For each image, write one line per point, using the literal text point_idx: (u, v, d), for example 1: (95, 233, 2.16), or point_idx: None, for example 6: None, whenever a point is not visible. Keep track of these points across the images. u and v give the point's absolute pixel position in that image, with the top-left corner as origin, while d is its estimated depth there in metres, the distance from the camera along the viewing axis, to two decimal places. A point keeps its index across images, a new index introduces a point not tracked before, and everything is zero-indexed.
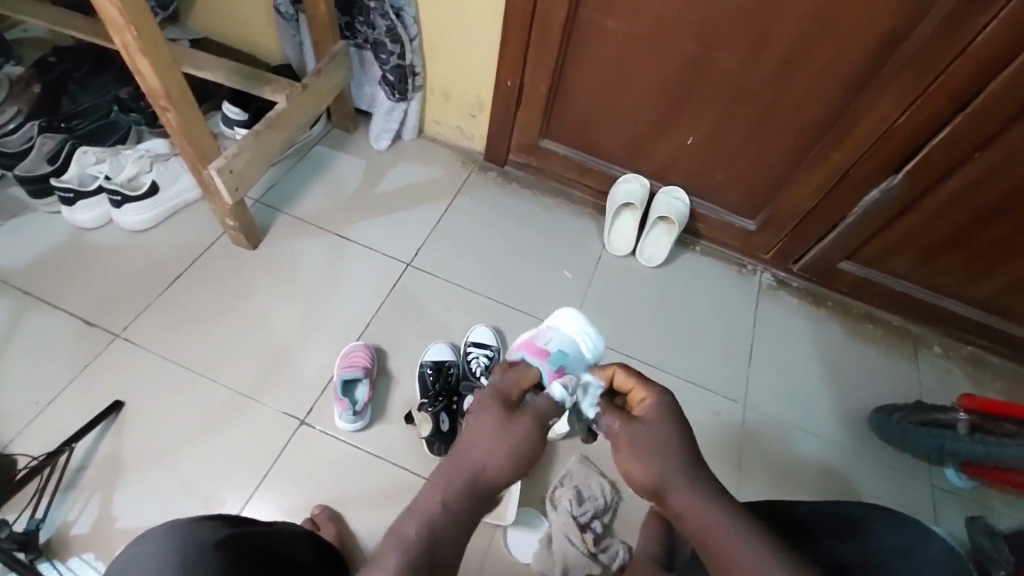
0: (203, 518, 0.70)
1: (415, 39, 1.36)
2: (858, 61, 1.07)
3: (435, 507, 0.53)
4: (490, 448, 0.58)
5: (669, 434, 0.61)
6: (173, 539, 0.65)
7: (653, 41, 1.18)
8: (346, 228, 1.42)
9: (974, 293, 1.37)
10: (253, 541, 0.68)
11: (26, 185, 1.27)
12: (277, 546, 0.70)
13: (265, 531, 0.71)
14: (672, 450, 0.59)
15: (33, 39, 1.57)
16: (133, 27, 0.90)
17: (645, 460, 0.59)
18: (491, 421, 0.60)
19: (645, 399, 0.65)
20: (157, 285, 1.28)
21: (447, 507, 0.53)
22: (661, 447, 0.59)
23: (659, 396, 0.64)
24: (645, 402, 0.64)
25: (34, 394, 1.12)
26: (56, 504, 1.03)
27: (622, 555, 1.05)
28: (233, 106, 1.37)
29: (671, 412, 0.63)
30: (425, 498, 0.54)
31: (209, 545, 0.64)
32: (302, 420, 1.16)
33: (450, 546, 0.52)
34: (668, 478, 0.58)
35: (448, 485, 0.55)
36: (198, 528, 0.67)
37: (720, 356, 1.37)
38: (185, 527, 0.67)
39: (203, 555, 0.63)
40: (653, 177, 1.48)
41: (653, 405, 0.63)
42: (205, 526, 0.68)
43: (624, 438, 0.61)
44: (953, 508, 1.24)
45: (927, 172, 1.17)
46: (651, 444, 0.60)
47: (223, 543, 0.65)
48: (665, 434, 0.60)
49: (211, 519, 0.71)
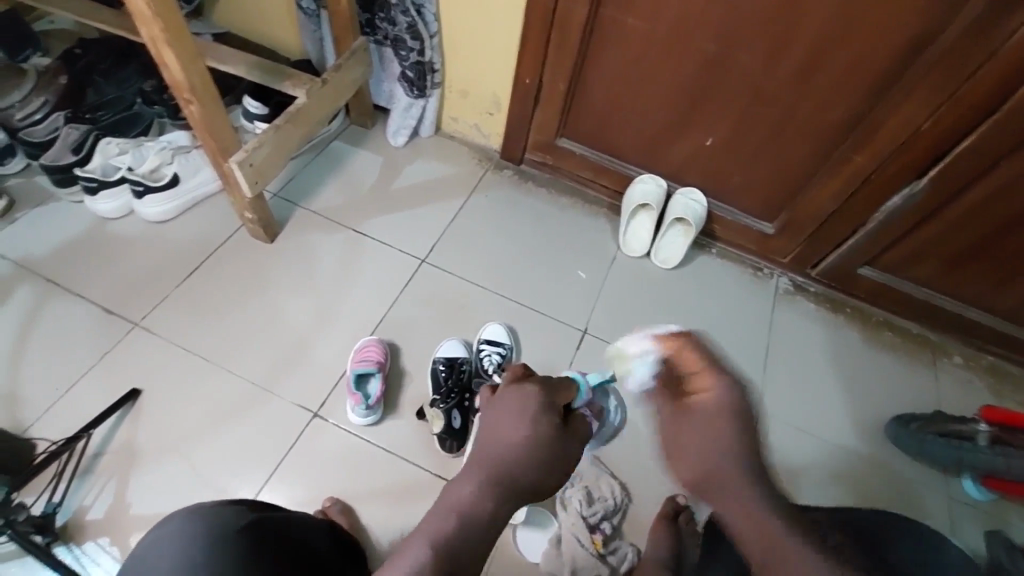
0: (224, 504, 0.70)
1: (435, 36, 1.36)
2: (884, 63, 1.05)
3: (462, 506, 0.47)
4: (516, 436, 0.51)
5: (723, 436, 0.52)
6: (194, 523, 0.65)
7: (673, 40, 1.17)
8: (362, 223, 1.43)
9: (997, 302, 1.34)
10: (277, 529, 0.68)
11: (53, 175, 1.29)
12: (298, 536, 0.70)
13: (287, 520, 0.72)
14: (724, 452, 0.52)
15: (60, 31, 1.59)
16: (159, 19, 0.91)
17: (691, 454, 0.53)
18: (516, 408, 0.53)
19: (704, 390, 0.55)
20: (176, 276, 1.29)
21: (476, 505, 0.47)
22: (711, 447, 0.52)
23: (717, 388, 0.55)
24: (703, 391, 0.55)
25: (55, 380, 1.14)
26: (73, 488, 1.05)
27: (631, 558, 1.05)
28: (254, 100, 1.39)
29: (731, 410, 0.53)
30: (450, 495, 0.48)
31: (231, 530, 0.64)
32: (315, 413, 1.17)
33: (477, 552, 0.46)
34: (715, 480, 0.52)
35: (475, 481, 0.48)
36: (220, 514, 0.67)
37: (734, 360, 1.36)
38: (208, 510, 0.68)
39: (223, 541, 0.63)
40: (670, 178, 1.47)
41: (712, 397, 0.55)
42: (230, 511, 0.69)
43: (676, 431, 0.55)
44: (972, 521, 1.21)
45: (953, 178, 1.15)
46: (699, 443, 0.53)
47: (247, 529, 0.65)
48: (713, 435, 0.53)
49: (237, 504, 0.72)
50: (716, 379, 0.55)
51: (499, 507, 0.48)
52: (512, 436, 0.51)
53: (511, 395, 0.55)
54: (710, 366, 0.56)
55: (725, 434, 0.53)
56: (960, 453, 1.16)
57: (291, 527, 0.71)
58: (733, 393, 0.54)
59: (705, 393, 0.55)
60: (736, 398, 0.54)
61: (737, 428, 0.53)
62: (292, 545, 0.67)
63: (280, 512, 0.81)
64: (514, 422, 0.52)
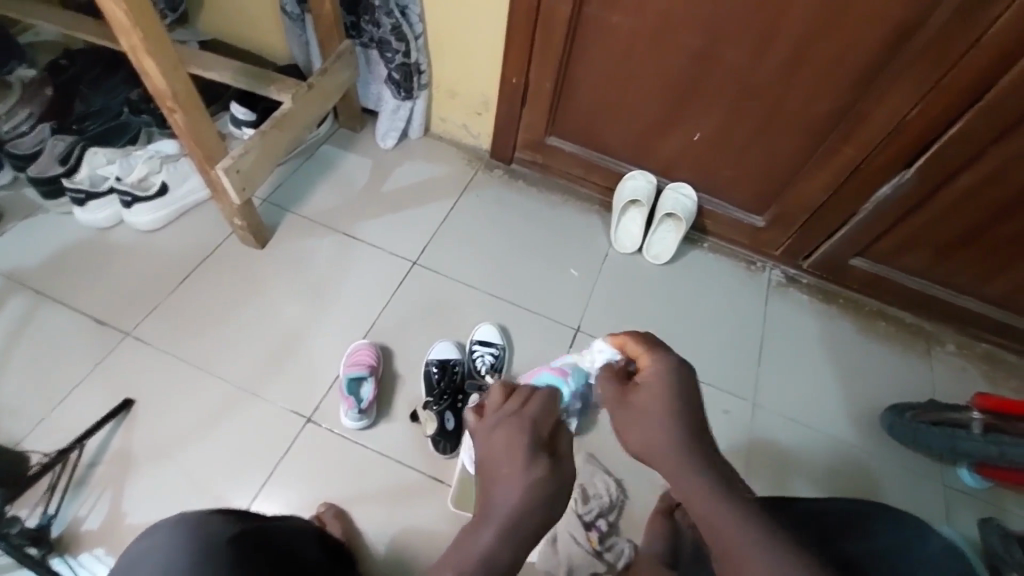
0: (213, 512, 0.69)
1: (420, 37, 1.36)
2: (867, 54, 1.05)
3: (476, 556, 0.48)
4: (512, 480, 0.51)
5: (668, 407, 0.55)
6: (185, 532, 0.64)
7: (658, 36, 1.17)
8: (353, 227, 1.43)
9: (989, 289, 1.34)
10: (265, 539, 0.69)
11: (40, 187, 1.30)
12: (286, 545, 0.71)
13: (272, 528, 0.72)
14: (674, 428, 0.54)
15: (45, 42, 1.59)
16: (139, 29, 0.91)
17: (636, 431, 0.56)
18: (506, 451, 0.53)
19: (650, 369, 0.59)
20: (167, 285, 1.29)
21: (489, 554, 0.48)
22: (655, 418, 0.55)
23: (661, 367, 0.58)
24: (648, 370, 0.59)
25: (48, 392, 1.14)
26: (68, 499, 1.05)
27: (627, 553, 1.04)
28: (241, 106, 1.39)
29: (675, 388, 0.56)
30: (463, 547, 0.49)
31: (222, 541, 0.64)
32: (308, 418, 1.17)
33: None
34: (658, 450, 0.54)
35: (485, 531, 0.50)
36: (206, 523, 0.67)
37: (728, 354, 1.36)
38: (193, 522, 0.66)
39: (213, 553, 0.62)
40: (660, 174, 1.47)
41: (654, 373, 0.58)
42: (218, 520, 0.68)
43: (618, 413, 0.58)
44: (967, 508, 1.21)
45: (940, 166, 1.15)
46: (642, 417, 0.56)
47: (236, 539, 0.65)
48: (654, 407, 0.56)
49: (224, 513, 0.71)
50: (660, 360, 0.59)
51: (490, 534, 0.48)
52: (506, 472, 0.52)
53: (499, 426, 0.56)
54: (652, 346, 0.60)
55: (671, 407, 0.55)
56: (954, 441, 1.16)
57: (278, 535, 0.72)
58: (678, 369, 0.58)
59: (651, 371, 0.58)
60: (678, 372, 0.57)
61: (682, 399, 0.56)
62: (280, 554, 0.68)
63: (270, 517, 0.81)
64: (507, 467, 0.52)
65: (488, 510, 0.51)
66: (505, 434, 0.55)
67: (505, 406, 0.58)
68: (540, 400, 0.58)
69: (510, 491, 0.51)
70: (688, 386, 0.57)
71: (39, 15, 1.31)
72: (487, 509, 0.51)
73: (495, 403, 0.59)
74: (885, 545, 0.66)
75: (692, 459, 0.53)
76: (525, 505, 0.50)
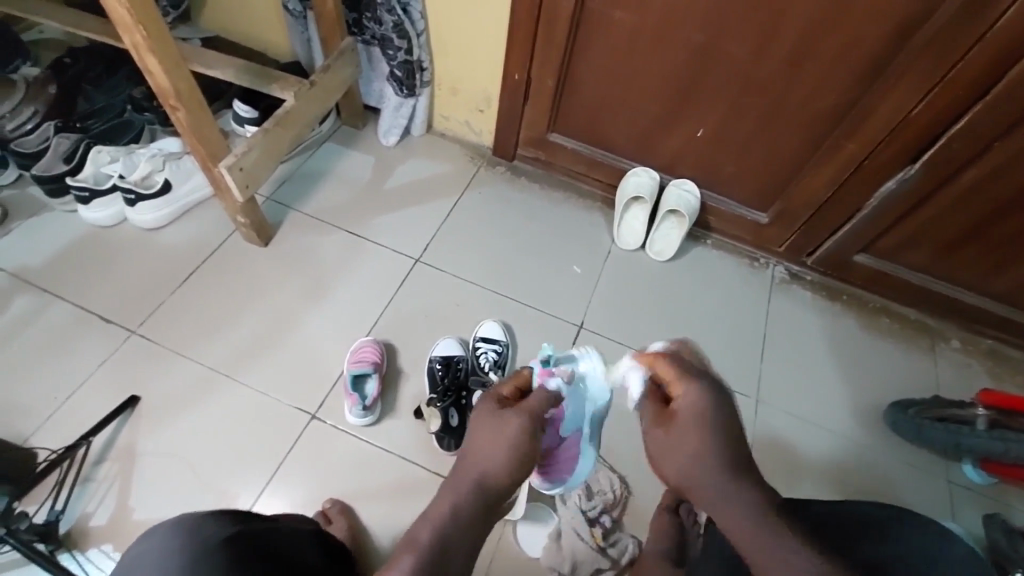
0: (211, 512, 0.70)
1: (423, 34, 1.35)
2: (874, 48, 1.05)
3: (446, 515, 0.58)
4: (493, 460, 0.62)
5: (705, 440, 0.60)
6: (182, 534, 0.65)
7: (661, 31, 1.17)
8: (356, 225, 1.43)
9: (993, 286, 1.33)
10: (267, 539, 0.69)
11: (46, 184, 1.30)
12: (287, 546, 0.71)
13: (274, 528, 0.72)
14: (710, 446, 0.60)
15: (48, 40, 1.59)
16: (142, 27, 0.91)
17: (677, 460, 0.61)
18: (491, 436, 0.63)
19: (682, 397, 0.63)
20: (172, 282, 1.30)
21: (457, 514, 0.59)
22: (689, 445, 0.60)
23: (698, 393, 0.62)
24: (680, 396, 0.63)
25: (54, 390, 1.15)
26: (75, 496, 1.06)
27: (631, 549, 1.05)
28: (243, 103, 1.39)
29: (703, 409, 0.61)
30: (437, 506, 0.59)
31: (217, 541, 0.65)
32: (312, 415, 1.17)
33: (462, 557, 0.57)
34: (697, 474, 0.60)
35: (460, 494, 0.60)
36: (203, 525, 0.68)
37: (731, 351, 1.36)
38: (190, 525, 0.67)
39: (207, 552, 0.63)
40: (663, 170, 1.46)
41: (688, 401, 0.62)
42: (216, 522, 0.69)
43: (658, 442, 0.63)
44: (971, 504, 1.22)
45: (945, 161, 1.14)
46: (681, 452, 0.61)
47: (232, 539, 0.66)
48: (690, 438, 0.60)
49: (221, 514, 0.72)
50: (695, 385, 0.63)
51: None
52: (492, 455, 0.62)
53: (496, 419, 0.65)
54: (685, 373, 0.64)
55: (705, 429, 0.60)
56: (956, 436, 1.16)
57: (280, 536, 0.71)
58: (708, 395, 0.62)
59: (683, 401, 0.62)
60: (710, 402, 0.61)
61: (715, 428, 0.60)
62: (280, 553, 0.68)
63: (272, 517, 0.81)
64: (494, 450, 0.63)
65: (463, 472, 0.62)
66: (490, 412, 0.67)
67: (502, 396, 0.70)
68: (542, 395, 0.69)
69: (485, 457, 0.63)
70: (723, 413, 0.61)
71: (41, 13, 1.31)
72: (461, 476, 0.63)
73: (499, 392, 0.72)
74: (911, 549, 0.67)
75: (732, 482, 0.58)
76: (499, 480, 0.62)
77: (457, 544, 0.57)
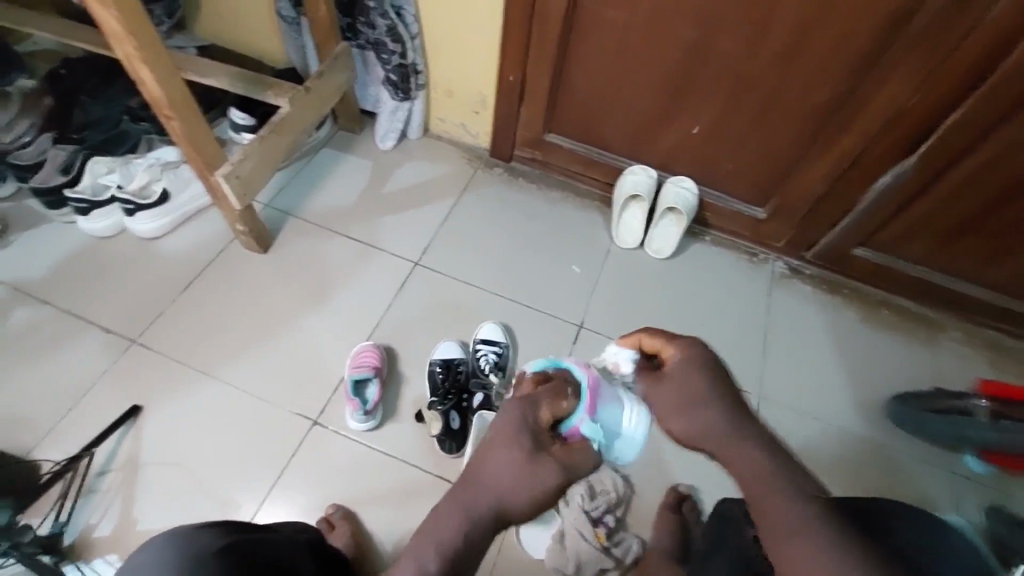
0: (203, 524, 0.68)
1: (416, 37, 1.35)
2: (867, 41, 1.04)
3: (453, 537, 0.50)
4: (517, 488, 0.52)
5: (705, 386, 0.55)
6: (175, 545, 0.63)
7: (654, 29, 1.16)
8: (354, 230, 1.43)
9: (995, 276, 1.33)
10: (262, 551, 0.66)
11: (43, 197, 1.30)
12: (284, 556, 0.68)
13: (269, 539, 0.70)
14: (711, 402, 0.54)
15: (44, 52, 1.60)
16: (134, 37, 0.92)
17: (672, 411, 0.55)
18: (520, 459, 0.53)
19: (674, 355, 0.58)
20: (171, 291, 1.30)
21: (466, 539, 0.51)
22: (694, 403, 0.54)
23: (689, 351, 0.57)
24: (674, 358, 0.58)
25: (55, 402, 1.15)
26: (78, 507, 1.06)
27: (636, 549, 1.05)
28: (239, 111, 1.40)
29: (702, 365, 0.56)
30: (444, 523, 0.51)
31: (210, 554, 0.62)
32: (314, 421, 1.17)
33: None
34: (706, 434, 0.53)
35: (470, 516, 0.51)
36: (196, 536, 0.65)
37: (732, 348, 1.35)
38: (186, 535, 0.66)
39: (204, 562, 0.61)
40: (660, 168, 1.46)
41: (681, 360, 0.57)
42: (209, 534, 0.66)
43: (651, 398, 0.58)
44: (977, 497, 1.21)
45: (942, 153, 1.14)
46: (675, 401, 0.55)
47: (224, 552, 0.63)
48: (692, 387, 0.55)
49: (214, 526, 0.69)
50: (685, 343, 0.58)
51: (474, 540, 0.51)
52: (517, 482, 0.53)
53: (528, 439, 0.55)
54: (670, 335, 0.60)
55: (703, 382, 0.55)
56: (957, 428, 1.16)
57: (275, 547, 0.69)
58: (701, 351, 0.57)
59: (675, 356, 0.58)
60: (704, 354, 0.57)
61: (714, 379, 0.55)
62: (277, 565, 0.65)
63: (271, 528, 0.80)
64: (519, 474, 0.53)
65: (474, 491, 0.52)
66: (523, 435, 0.55)
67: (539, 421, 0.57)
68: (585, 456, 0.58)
69: (506, 490, 0.52)
70: (719, 365, 0.57)
71: (35, 24, 1.32)
72: (471, 490, 0.52)
73: (536, 414, 0.57)
74: None
75: (739, 426, 0.53)
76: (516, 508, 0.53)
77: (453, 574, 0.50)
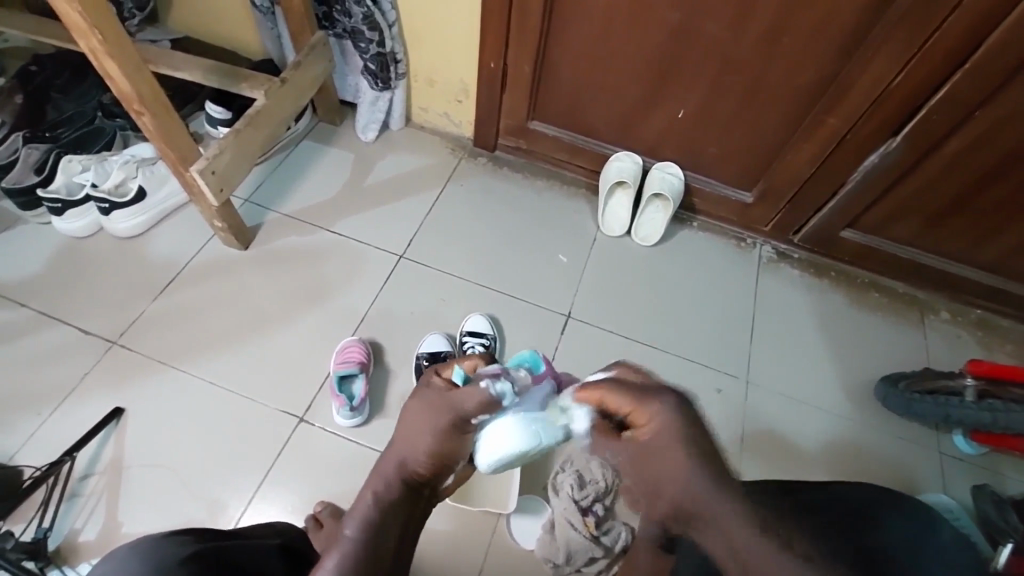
0: (172, 533, 0.66)
1: (394, 25, 1.32)
2: (853, 19, 1.03)
3: (368, 508, 0.57)
4: (418, 436, 0.60)
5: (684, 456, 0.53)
6: (139, 556, 0.61)
7: (635, 11, 1.14)
8: (338, 224, 1.41)
9: (982, 256, 1.33)
10: (222, 557, 0.64)
11: (16, 198, 1.26)
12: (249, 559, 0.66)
13: (234, 544, 0.68)
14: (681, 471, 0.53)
15: (14, 49, 1.55)
16: (98, 31, 0.89)
17: (657, 478, 0.54)
18: (418, 404, 0.62)
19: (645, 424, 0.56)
20: (151, 290, 1.28)
21: (378, 504, 0.58)
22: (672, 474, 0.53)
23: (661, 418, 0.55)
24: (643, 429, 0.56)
25: (36, 407, 1.13)
26: (63, 513, 1.05)
27: (625, 537, 1.05)
28: (216, 105, 1.37)
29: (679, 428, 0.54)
30: (360, 500, 0.59)
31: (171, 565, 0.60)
32: (301, 418, 1.16)
33: (382, 542, 0.55)
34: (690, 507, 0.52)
35: (380, 484, 0.60)
36: (164, 545, 0.64)
37: (720, 335, 1.35)
38: (149, 546, 0.63)
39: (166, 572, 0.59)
40: (645, 154, 1.44)
41: (652, 424, 0.55)
42: (173, 542, 0.65)
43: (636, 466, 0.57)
44: (963, 475, 1.22)
45: (927, 132, 1.13)
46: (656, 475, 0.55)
47: (188, 560, 0.61)
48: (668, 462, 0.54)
49: (181, 534, 0.68)
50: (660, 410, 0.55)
51: (395, 503, 0.59)
52: (416, 428, 0.61)
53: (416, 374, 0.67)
54: (644, 397, 0.57)
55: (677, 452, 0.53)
56: (946, 409, 1.16)
57: (241, 550, 0.67)
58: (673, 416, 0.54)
59: (646, 425, 0.56)
60: (684, 415, 0.55)
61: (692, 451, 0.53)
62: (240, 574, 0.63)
63: (246, 535, 0.78)
64: (421, 421, 0.61)
65: (390, 461, 0.61)
66: (420, 406, 0.62)
67: (437, 381, 0.65)
68: (480, 395, 0.60)
69: (409, 450, 0.60)
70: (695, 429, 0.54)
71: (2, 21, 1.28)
72: (385, 465, 0.61)
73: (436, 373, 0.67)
74: (894, 535, 0.67)
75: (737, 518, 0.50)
76: (420, 453, 0.60)
77: (383, 538, 0.56)
